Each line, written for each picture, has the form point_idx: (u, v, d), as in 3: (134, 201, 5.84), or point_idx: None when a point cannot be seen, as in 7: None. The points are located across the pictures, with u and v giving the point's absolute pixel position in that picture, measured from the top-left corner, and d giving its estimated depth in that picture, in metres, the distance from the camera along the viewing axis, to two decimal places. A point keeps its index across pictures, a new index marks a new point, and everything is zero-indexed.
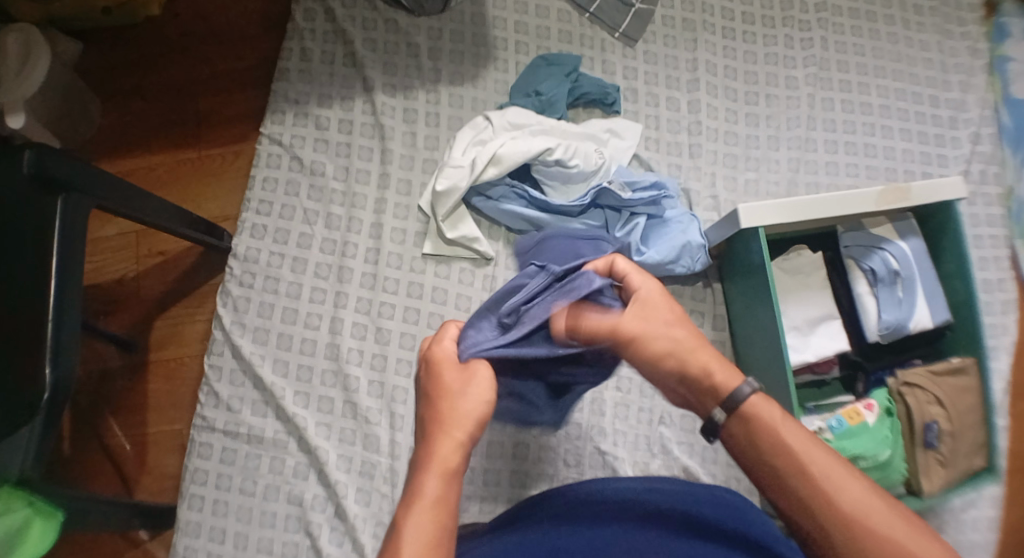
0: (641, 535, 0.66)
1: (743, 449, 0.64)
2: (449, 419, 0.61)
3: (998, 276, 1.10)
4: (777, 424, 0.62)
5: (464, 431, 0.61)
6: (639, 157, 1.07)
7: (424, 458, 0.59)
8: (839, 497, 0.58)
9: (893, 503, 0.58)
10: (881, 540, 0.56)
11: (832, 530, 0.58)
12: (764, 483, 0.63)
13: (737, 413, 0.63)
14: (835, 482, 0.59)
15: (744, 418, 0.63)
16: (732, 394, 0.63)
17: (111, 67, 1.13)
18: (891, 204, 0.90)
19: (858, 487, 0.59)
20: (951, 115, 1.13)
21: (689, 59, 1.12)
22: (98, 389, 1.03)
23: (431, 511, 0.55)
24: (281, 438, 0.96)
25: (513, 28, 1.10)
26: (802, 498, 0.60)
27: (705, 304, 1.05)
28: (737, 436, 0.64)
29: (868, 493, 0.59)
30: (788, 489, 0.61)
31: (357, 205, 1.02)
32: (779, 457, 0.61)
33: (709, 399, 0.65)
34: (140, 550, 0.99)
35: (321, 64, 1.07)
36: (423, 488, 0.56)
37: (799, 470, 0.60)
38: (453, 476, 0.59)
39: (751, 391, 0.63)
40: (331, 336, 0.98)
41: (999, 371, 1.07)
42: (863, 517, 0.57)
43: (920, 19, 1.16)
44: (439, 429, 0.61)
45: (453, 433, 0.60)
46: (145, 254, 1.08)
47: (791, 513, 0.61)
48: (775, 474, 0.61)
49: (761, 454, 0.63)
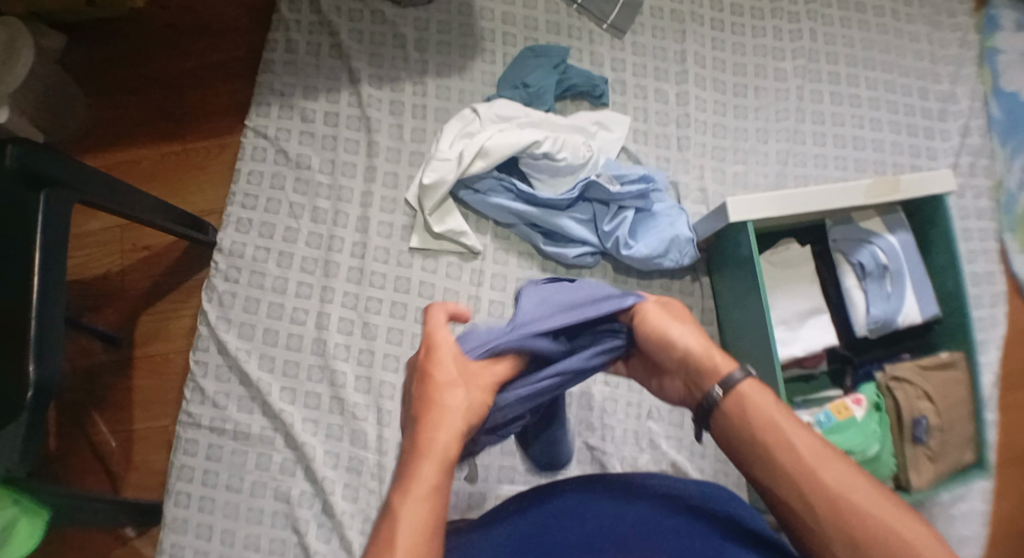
0: (628, 528, 0.65)
1: (732, 426, 0.67)
2: (449, 407, 0.61)
3: (986, 269, 1.10)
4: (767, 405, 0.66)
5: (465, 422, 0.61)
6: (627, 150, 1.06)
7: (421, 448, 0.59)
8: (824, 472, 0.62)
9: (874, 483, 0.62)
10: (863, 514, 0.59)
11: (816, 503, 0.61)
12: (750, 464, 0.66)
13: (732, 392, 0.67)
14: (821, 459, 0.63)
15: (733, 399, 0.67)
16: (726, 379, 0.68)
17: (94, 59, 1.11)
18: (880, 196, 0.90)
19: (842, 466, 0.63)
20: (941, 107, 1.13)
21: (678, 51, 1.11)
22: (83, 386, 1.02)
23: (422, 503, 0.56)
24: (267, 434, 0.95)
25: (500, 19, 1.09)
26: (789, 472, 0.63)
27: (694, 298, 1.04)
28: (728, 417, 0.68)
29: (850, 473, 0.62)
30: (775, 464, 0.64)
31: (343, 199, 1.01)
32: (769, 434, 0.65)
33: (705, 379, 0.69)
34: (126, 548, 0.98)
35: (306, 55, 1.06)
36: (422, 479, 0.58)
37: (788, 446, 0.64)
38: (447, 466, 0.59)
39: (742, 377, 0.68)
40: (318, 331, 0.98)
41: (987, 364, 1.07)
42: (846, 492, 0.61)
43: (910, 10, 1.16)
44: (439, 417, 0.61)
45: (450, 421, 0.61)
46: (129, 249, 1.07)
47: (776, 488, 0.64)
48: (764, 449, 0.65)
49: (751, 432, 0.66)
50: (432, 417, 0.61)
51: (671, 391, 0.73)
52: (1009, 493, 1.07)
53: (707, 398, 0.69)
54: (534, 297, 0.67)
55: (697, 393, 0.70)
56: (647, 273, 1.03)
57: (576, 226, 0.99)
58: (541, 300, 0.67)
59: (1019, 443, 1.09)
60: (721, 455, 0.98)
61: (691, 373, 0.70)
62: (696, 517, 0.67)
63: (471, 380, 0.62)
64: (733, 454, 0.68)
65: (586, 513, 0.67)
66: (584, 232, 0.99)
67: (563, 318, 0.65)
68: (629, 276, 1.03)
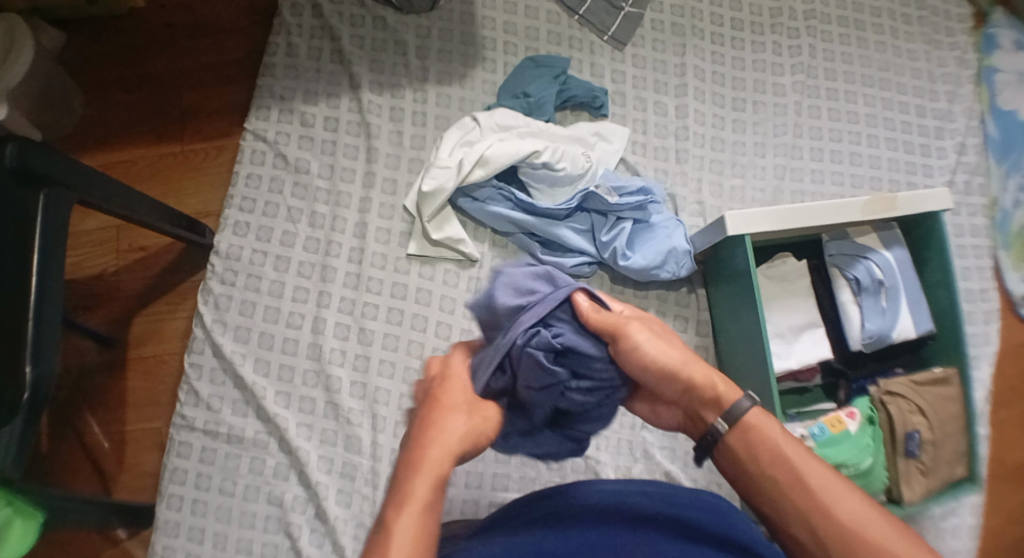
0: (629, 537, 0.66)
1: (739, 457, 0.68)
2: (448, 430, 0.63)
3: (980, 286, 1.11)
4: (777, 440, 0.67)
5: (458, 445, 0.63)
6: (626, 161, 1.07)
7: (421, 457, 0.61)
8: (836, 508, 0.62)
9: (887, 515, 0.62)
10: (877, 549, 0.60)
11: (828, 538, 0.62)
12: (761, 498, 0.67)
13: (737, 426, 0.68)
14: (834, 492, 0.63)
15: (744, 429, 0.68)
16: (732, 409, 0.68)
17: (94, 59, 1.11)
18: (876, 213, 0.91)
19: (855, 499, 0.63)
20: (937, 125, 1.14)
21: (678, 64, 1.11)
22: (75, 386, 1.02)
23: (417, 508, 0.58)
24: (261, 438, 0.95)
25: (502, 28, 1.09)
26: (799, 507, 0.64)
27: (689, 310, 1.05)
28: (735, 449, 0.68)
29: (863, 505, 0.63)
30: (786, 499, 0.65)
31: (342, 204, 1.02)
32: (780, 471, 0.65)
33: (710, 411, 0.69)
34: (117, 549, 0.98)
35: (308, 59, 1.06)
36: (415, 491, 0.59)
37: (800, 482, 0.64)
38: (442, 481, 0.61)
39: (751, 404, 0.68)
40: (314, 336, 0.98)
41: (980, 380, 1.08)
42: (860, 527, 0.61)
43: (909, 28, 1.17)
44: (437, 436, 0.63)
45: (446, 441, 0.63)
46: (126, 249, 1.06)
47: (788, 522, 0.65)
48: (774, 486, 0.65)
49: (760, 467, 0.67)
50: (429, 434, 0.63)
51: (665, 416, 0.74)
52: (1001, 510, 1.08)
53: (710, 432, 0.69)
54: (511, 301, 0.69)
55: (700, 424, 0.71)
56: (643, 284, 1.04)
57: (574, 236, 1.00)
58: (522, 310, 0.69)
59: (1011, 459, 1.10)
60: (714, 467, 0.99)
61: (691, 401, 0.70)
62: (691, 532, 0.68)
63: (471, 415, 0.65)
64: (741, 486, 0.68)
65: (584, 526, 0.67)
66: (581, 242, 1.00)
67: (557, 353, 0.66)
68: (625, 287, 1.03)
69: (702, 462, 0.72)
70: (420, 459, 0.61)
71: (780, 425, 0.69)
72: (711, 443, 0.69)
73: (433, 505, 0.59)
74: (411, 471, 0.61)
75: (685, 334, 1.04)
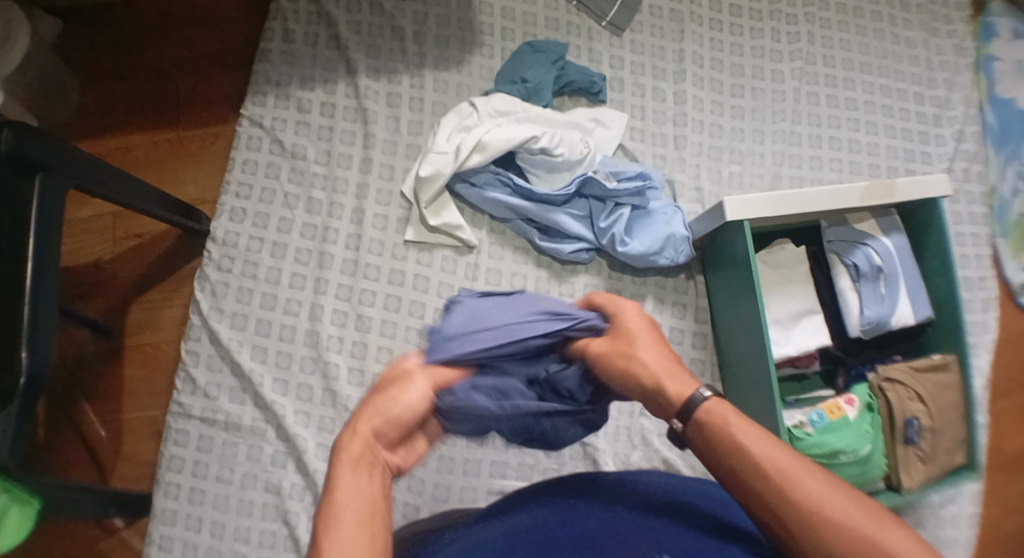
0: (629, 525, 0.65)
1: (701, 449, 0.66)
2: (376, 404, 0.64)
3: (979, 274, 1.11)
4: (739, 429, 0.64)
5: (378, 429, 0.62)
6: (624, 148, 1.06)
7: (344, 444, 0.60)
8: (794, 490, 0.60)
9: (851, 493, 0.60)
10: (834, 528, 0.58)
11: (794, 525, 0.60)
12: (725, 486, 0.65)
13: (693, 419, 0.66)
14: (792, 476, 0.61)
15: (700, 420, 0.66)
16: (688, 401, 0.67)
17: (89, 46, 1.11)
18: (876, 199, 0.90)
19: (819, 480, 0.61)
20: (936, 112, 1.13)
21: (676, 50, 1.11)
22: (72, 374, 1.02)
23: (352, 492, 0.57)
24: (259, 425, 0.94)
25: (499, 14, 1.09)
26: (760, 493, 0.62)
27: (687, 296, 1.04)
28: (695, 439, 0.67)
29: (823, 488, 0.60)
30: (748, 487, 0.63)
31: (339, 190, 1.01)
32: (740, 456, 0.63)
33: (670, 411, 0.68)
34: (115, 539, 0.98)
35: (304, 45, 1.05)
36: (341, 475, 0.58)
37: (758, 467, 0.62)
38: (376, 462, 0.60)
39: (705, 397, 0.66)
40: (311, 323, 0.97)
41: (979, 367, 1.07)
42: (825, 510, 0.59)
43: (907, 16, 1.16)
44: (360, 419, 0.62)
45: (374, 419, 0.63)
46: (122, 237, 1.06)
47: (755, 507, 0.62)
48: (737, 471, 0.63)
49: (719, 456, 0.65)
50: (349, 425, 0.62)
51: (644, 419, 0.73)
52: (999, 497, 1.08)
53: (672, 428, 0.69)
54: (469, 304, 0.72)
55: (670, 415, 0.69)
56: (641, 271, 1.03)
57: (572, 222, 0.99)
58: (476, 309, 0.71)
59: (1010, 447, 1.10)
60: None
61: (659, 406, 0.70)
62: (694, 517, 0.67)
63: (403, 395, 0.64)
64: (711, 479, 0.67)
65: (586, 511, 0.67)
66: (579, 229, 1.00)
67: (492, 333, 0.69)
68: (624, 273, 1.03)
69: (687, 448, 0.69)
70: (345, 445, 0.60)
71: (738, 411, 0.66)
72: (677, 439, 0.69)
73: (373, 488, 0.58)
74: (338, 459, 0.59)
75: (684, 321, 1.03)
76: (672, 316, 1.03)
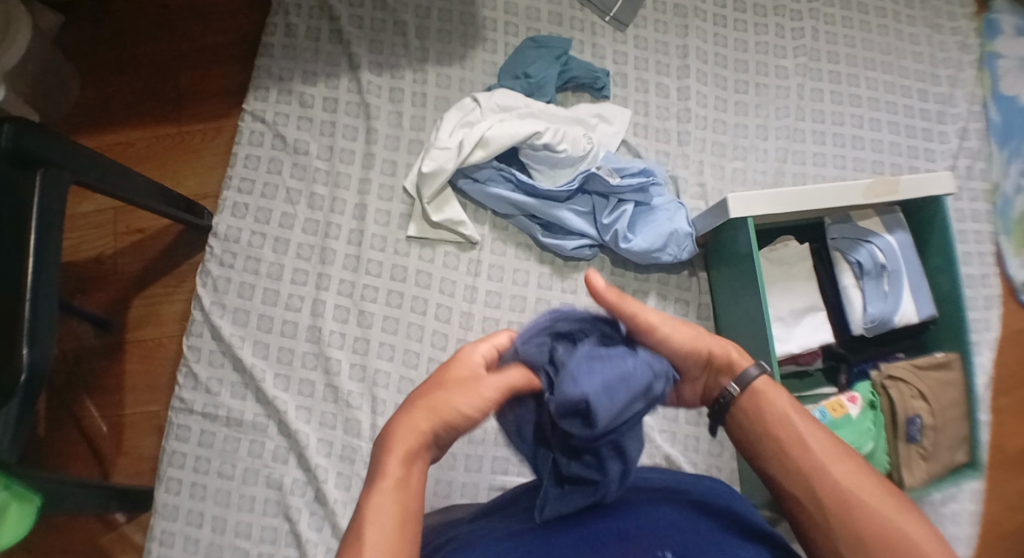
0: (628, 523, 0.64)
1: (747, 419, 0.66)
2: (442, 399, 0.58)
3: (982, 271, 1.11)
4: (781, 409, 0.65)
5: (436, 424, 0.58)
6: (627, 143, 1.06)
7: (395, 436, 0.57)
8: (832, 468, 0.61)
9: (883, 480, 0.61)
10: (866, 509, 0.59)
11: (827, 502, 0.60)
12: (762, 457, 0.65)
13: (748, 390, 0.66)
14: (831, 455, 0.62)
15: (753, 394, 0.66)
16: (742, 375, 0.67)
17: (91, 40, 1.10)
18: (880, 196, 0.90)
19: (850, 462, 0.61)
20: (940, 109, 1.13)
21: (679, 45, 1.11)
22: (73, 369, 1.02)
23: (394, 491, 0.54)
24: (260, 421, 0.94)
25: (503, 9, 1.08)
26: (797, 466, 0.62)
27: (690, 293, 1.04)
28: (743, 411, 0.67)
29: (858, 471, 0.61)
30: (786, 460, 0.63)
31: (340, 185, 1.01)
32: (786, 429, 0.64)
33: (724, 375, 0.68)
34: (116, 534, 0.98)
35: (306, 39, 1.05)
36: (386, 469, 0.55)
37: (800, 442, 0.63)
38: (422, 461, 0.57)
39: (759, 374, 0.67)
40: (313, 318, 0.97)
41: (982, 365, 1.07)
42: (856, 491, 0.59)
43: (912, 12, 1.16)
44: (422, 415, 0.58)
45: (427, 424, 0.57)
46: (123, 232, 1.06)
47: (787, 483, 0.63)
48: (777, 447, 0.64)
49: (763, 427, 0.65)
50: (407, 416, 0.58)
51: (688, 394, 0.71)
52: (1001, 495, 1.08)
53: (724, 395, 0.68)
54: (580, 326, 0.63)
55: (711, 388, 0.70)
56: (644, 267, 1.03)
57: (574, 218, 0.99)
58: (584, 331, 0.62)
59: (1012, 445, 1.10)
60: (714, 451, 0.99)
61: (711, 375, 0.69)
62: (695, 515, 0.66)
63: (467, 403, 0.58)
64: (749, 449, 0.67)
65: (590, 509, 0.66)
66: (582, 225, 0.99)
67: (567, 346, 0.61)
68: (626, 270, 1.03)
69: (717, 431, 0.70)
70: (392, 439, 0.56)
71: (787, 392, 0.67)
72: (723, 407, 0.68)
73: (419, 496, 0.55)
74: (384, 452, 0.56)
75: (686, 317, 1.03)
76: (675, 312, 1.03)
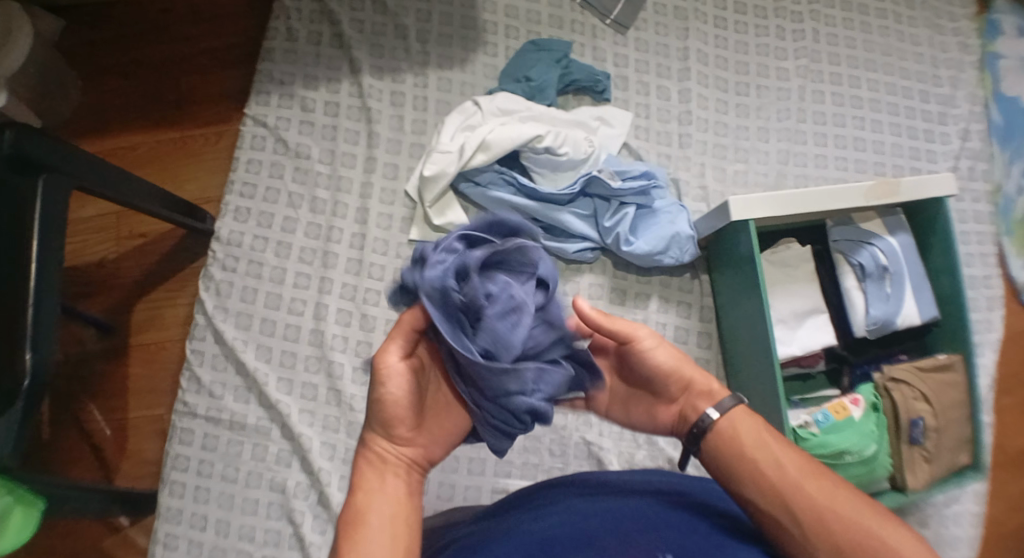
0: (628, 525, 0.64)
1: (722, 445, 0.66)
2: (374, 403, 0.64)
3: (984, 273, 1.11)
4: (756, 432, 0.66)
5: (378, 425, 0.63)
6: (628, 146, 1.06)
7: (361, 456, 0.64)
8: (809, 486, 0.62)
9: (859, 496, 0.63)
10: (846, 524, 0.60)
11: (807, 520, 0.61)
12: (739, 480, 0.65)
13: (724, 416, 0.67)
14: (806, 473, 0.63)
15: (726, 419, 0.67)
16: (720, 403, 0.68)
17: (93, 45, 1.11)
18: (881, 198, 0.90)
19: (826, 481, 0.63)
20: (941, 110, 1.13)
21: (680, 48, 1.11)
22: (76, 373, 1.02)
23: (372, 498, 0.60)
24: (263, 424, 0.94)
25: (503, 12, 1.08)
26: (776, 485, 0.63)
27: (692, 295, 1.04)
28: (720, 435, 0.67)
29: (834, 487, 0.63)
30: (766, 480, 0.63)
31: (342, 189, 1.01)
32: (762, 451, 0.65)
33: (703, 401, 0.69)
34: (120, 537, 0.98)
35: (307, 44, 1.05)
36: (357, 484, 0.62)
37: (777, 463, 0.64)
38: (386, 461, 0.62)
39: (736, 402, 0.68)
40: (315, 322, 0.97)
41: (985, 366, 1.07)
42: (834, 507, 0.61)
43: (912, 13, 1.16)
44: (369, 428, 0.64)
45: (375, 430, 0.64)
46: (126, 236, 1.06)
47: (761, 504, 0.63)
48: (751, 466, 0.65)
49: (739, 450, 0.66)
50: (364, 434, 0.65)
51: (662, 416, 0.71)
52: (1004, 496, 1.08)
53: (701, 420, 0.67)
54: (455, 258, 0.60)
55: (689, 416, 0.69)
56: (645, 270, 1.03)
57: (576, 221, 0.99)
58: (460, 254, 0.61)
59: (1015, 446, 1.10)
60: None
61: (689, 398, 0.70)
62: (695, 516, 0.66)
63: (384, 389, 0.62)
64: (724, 474, 0.67)
65: (589, 510, 0.66)
66: (584, 228, 0.99)
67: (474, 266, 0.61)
68: (628, 272, 1.03)
69: (686, 463, 0.71)
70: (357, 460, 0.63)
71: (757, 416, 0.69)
72: (700, 433, 0.68)
73: (395, 490, 0.61)
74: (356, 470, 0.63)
75: (688, 320, 1.03)
76: (677, 314, 1.03)
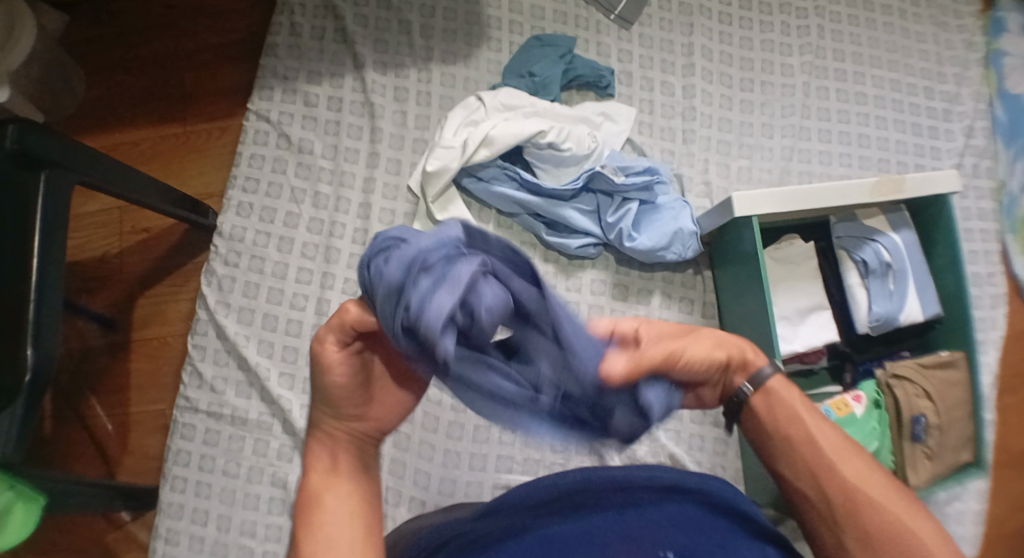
0: (626, 524, 0.65)
1: (760, 420, 0.69)
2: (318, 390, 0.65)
3: (988, 270, 1.10)
4: (795, 409, 0.68)
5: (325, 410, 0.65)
6: (632, 142, 1.06)
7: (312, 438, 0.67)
8: (841, 466, 0.65)
9: (888, 478, 0.65)
10: (873, 505, 0.63)
11: (836, 499, 0.64)
12: (775, 455, 0.68)
13: (762, 390, 0.69)
14: (839, 453, 0.66)
15: (767, 393, 0.69)
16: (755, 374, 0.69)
17: (97, 39, 1.11)
18: (886, 195, 0.89)
19: (856, 461, 0.66)
20: (946, 107, 1.13)
21: (684, 44, 1.10)
22: (79, 368, 1.02)
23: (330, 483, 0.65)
24: (265, 420, 0.94)
25: (507, 7, 1.08)
26: (808, 462, 0.66)
27: (695, 292, 1.04)
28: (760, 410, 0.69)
29: (864, 467, 0.65)
30: (798, 457, 0.67)
31: (345, 184, 1.01)
32: (798, 428, 0.67)
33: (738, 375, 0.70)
34: (121, 532, 0.98)
35: (311, 39, 1.05)
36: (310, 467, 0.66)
37: (810, 441, 0.66)
38: (336, 442, 0.66)
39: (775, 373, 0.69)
40: (317, 318, 0.97)
41: (988, 364, 1.07)
42: (862, 487, 0.64)
43: (918, 10, 1.15)
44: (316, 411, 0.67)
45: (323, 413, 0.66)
46: (128, 231, 1.06)
47: (797, 482, 0.67)
48: (786, 444, 0.67)
49: (777, 426, 0.68)
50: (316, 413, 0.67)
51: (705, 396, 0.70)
52: (1005, 494, 1.08)
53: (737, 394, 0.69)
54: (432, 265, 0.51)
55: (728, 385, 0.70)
56: (648, 266, 1.03)
57: (579, 217, 0.99)
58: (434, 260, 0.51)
59: (1017, 444, 1.09)
60: (719, 450, 0.99)
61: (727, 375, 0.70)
62: (694, 514, 0.66)
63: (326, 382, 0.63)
64: (760, 446, 0.70)
65: (587, 506, 0.67)
66: (586, 223, 0.99)
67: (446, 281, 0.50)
68: (631, 269, 1.03)
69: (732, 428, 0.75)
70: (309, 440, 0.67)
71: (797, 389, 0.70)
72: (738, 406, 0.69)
73: (347, 472, 0.66)
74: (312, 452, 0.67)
75: (691, 316, 1.03)
76: (679, 311, 1.03)
